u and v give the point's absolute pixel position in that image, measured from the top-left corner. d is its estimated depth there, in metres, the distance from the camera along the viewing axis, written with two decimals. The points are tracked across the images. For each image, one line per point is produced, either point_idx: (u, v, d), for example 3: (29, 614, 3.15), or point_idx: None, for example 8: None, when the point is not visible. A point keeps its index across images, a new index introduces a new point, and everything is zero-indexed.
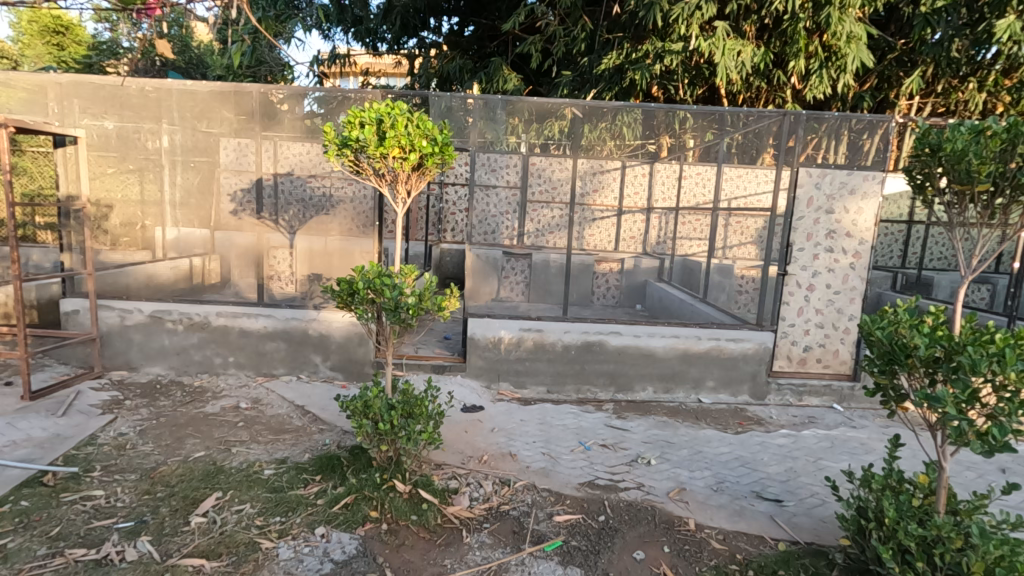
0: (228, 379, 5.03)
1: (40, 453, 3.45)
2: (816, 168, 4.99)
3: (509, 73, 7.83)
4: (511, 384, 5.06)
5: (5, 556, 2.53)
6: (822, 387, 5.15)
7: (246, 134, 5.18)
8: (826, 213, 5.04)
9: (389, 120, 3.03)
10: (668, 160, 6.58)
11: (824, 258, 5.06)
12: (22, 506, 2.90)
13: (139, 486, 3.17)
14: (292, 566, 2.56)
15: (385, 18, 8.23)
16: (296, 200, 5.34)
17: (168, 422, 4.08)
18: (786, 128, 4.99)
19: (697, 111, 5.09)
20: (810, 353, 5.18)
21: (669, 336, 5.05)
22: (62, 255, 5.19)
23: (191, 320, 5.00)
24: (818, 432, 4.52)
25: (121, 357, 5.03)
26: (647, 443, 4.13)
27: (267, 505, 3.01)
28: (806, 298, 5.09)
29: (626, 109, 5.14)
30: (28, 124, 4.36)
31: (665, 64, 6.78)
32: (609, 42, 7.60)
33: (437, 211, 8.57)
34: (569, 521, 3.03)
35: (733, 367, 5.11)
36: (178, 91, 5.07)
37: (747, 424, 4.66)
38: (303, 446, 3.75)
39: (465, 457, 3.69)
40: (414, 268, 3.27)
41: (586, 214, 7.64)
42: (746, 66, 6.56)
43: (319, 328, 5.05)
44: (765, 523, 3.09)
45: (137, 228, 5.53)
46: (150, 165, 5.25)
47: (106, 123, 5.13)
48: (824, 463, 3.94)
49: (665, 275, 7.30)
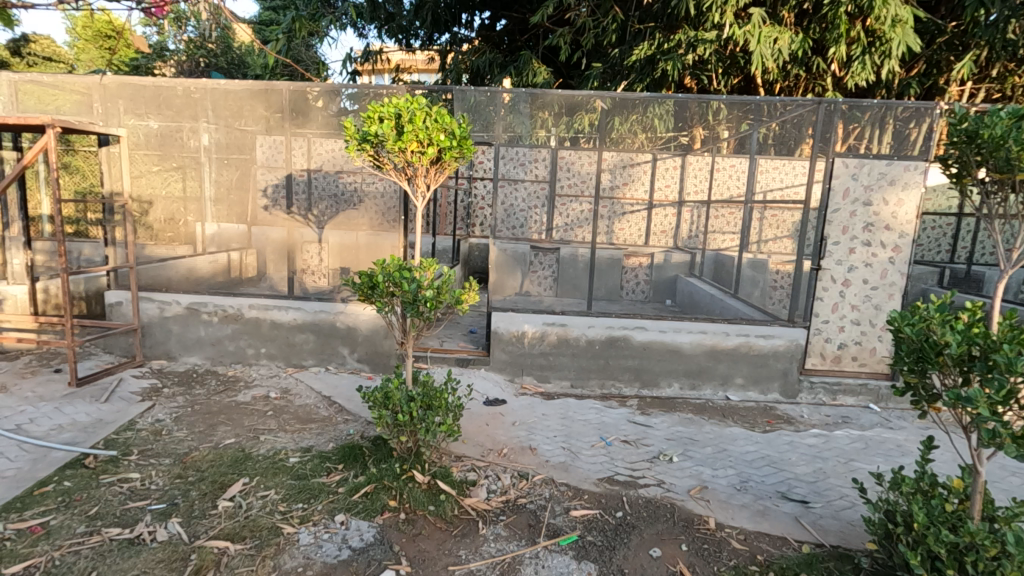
0: (259, 369, 5.19)
1: (83, 437, 3.64)
2: (854, 158, 4.78)
3: (539, 66, 7.82)
4: (534, 378, 5.06)
5: (47, 532, 2.68)
6: (857, 386, 4.97)
7: (277, 132, 5.29)
8: (864, 205, 4.83)
9: (408, 114, 3.06)
10: (701, 153, 6.39)
11: (861, 252, 4.86)
12: (64, 486, 3.07)
13: (172, 470, 3.31)
14: (311, 551, 2.63)
15: (417, 14, 8.26)
16: (329, 195, 5.79)
17: (202, 409, 4.24)
18: (820, 118, 4.81)
19: (731, 101, 4.96)
20: (845, 351, 4.99)
21: (696, 332, 4.95)
22: (107, 250, 5.41)
23: (225, 312, 5.17)
24: (851, 433, 4.36)
25: (161, 347, 5.25)
26: (669, 440, 4.06)
27: (291, 491, 3.10)
28: (841, 294, 4.90)
29: (657, 101, 5.05)
30: (73, 123, 4.56)
31: (698, 53, 6.64)
32: (640, 33, 7.40)
33: (466, 205, 8.61)
34: (586, 516, 3.01)
35: (763, 364, 4.97)
36: (214, 91, 5.20)
37: (777, 423, 4.54)
38: (328, 435, 3.85)
39: (484, 450, 3.71)
40: (434, 262, 3.27)
41: (615, 208, 7.39)
42: (784, 54, 6.34)
43: (346, 321, 5.14)
44: (789, 524, 3.01)
45: (179, 223, 5.81)
46: (191, 163, 5.41)
47: (151, 122, 5.31)
48: (856, 464, 3.80)
49: (694, 270, 7.22)
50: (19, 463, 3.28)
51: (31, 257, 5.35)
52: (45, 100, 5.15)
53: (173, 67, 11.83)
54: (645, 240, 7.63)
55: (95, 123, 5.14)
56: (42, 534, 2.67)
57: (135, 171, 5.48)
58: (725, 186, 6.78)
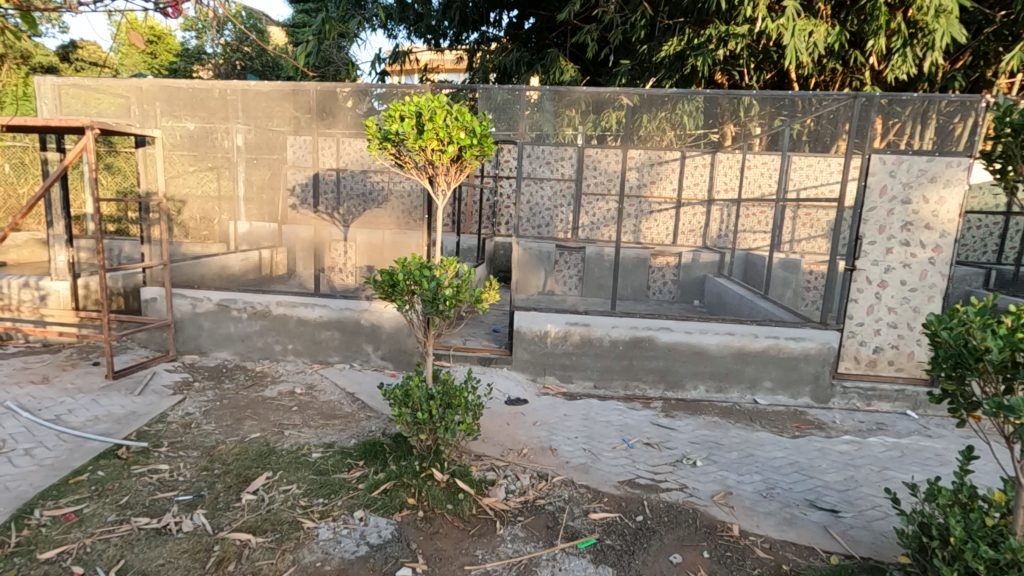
0: (286, 365, 5.28)
1: (117, 428, 3.77)
2: (892, 154, 4.59)
3: (566, 65, 7.78)
4: (557, 378, 5.02)
5: (80, 520, 2.78)
6: (894, 392, 4.78)
7: (304, 132, 5.30)
8: (902, 203, 4.63)
9: (428, 112, 3.07)
10: (732, 150, 6.23)
11: (899, 252, 4.67)
12: (98, 475, 3.18)
13: (200, 463, 3.39)
14: (330, 546, 2.66)
15: (445, 14, 8.30)
16: (356, 194, 5.97)
17: (230, 404, 4.34)
18: (856, 113, 4.64)
19: (763, 97, 4.81)
20: (881, 354, 4.81)
21: (723, 333, 4.83)
22: (143, 247, 5.59)
23: (254, 309, 5.28)
24: (886, 440, 4.19)
25: (193, 342, 5.40)
26: (694, 444, 3.97)
27: (312, 486, 3.14)
28: (876, 296, 4.72)
29: (687, 97, 4.95)
30: (111, 125, 4.71)
31: (729, 48, 6.47)
32: (670, 28, 7.27)
33: (492, 204, 8.62)
34: (605, 519, 2.97)
35: (794, 368, 4.83)
36: (244, 91, 5.26)
37: (807, 428, 4.39)
38: (350, 432, 3.89)
39: (504, 449, 3.70)
40: (455, 260, 3.26)
41: (642, 206, 7.29)
42: (819, 47, 6.14)
43: (371, 319, 5.19)
44: (818, 534, 2.90)
45: (213, 222, 6.01)
46: (225, 164, 5.70)
47: (187, 124, 5.45)
48: (890, 473, 3.65)
49: (725, 270, 7.16)
50: (57, 452, 3.42)
51: (73, 254, 5.56)
52: (89, 104, 5.37)
53: (211, 70, 12.22)
54: (673, 239, 7.34)
55: (134, 126, 5.32)
56: (76, 521, 2.77)
57: (172, 171, 5.67)
58: (756, 185, 6.57)
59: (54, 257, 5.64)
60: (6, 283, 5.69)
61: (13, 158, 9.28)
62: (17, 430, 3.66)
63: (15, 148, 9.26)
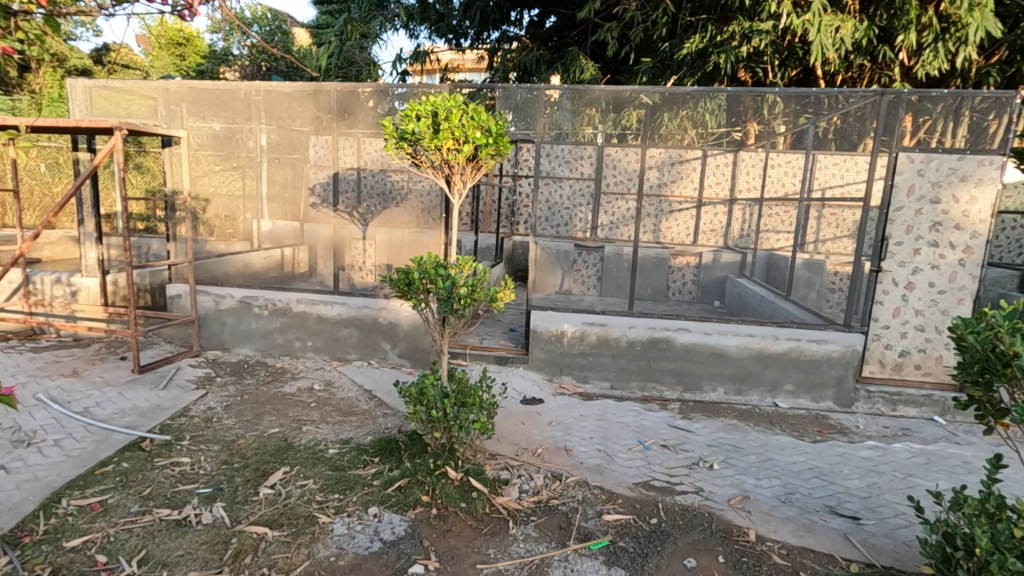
0: (306, 362, 5.35)
1: (141, 421, 3.87)
2: (921, 152, 4.45)
3: (585, 63, 7.75)
4: (573, 378, 4.99)
5: (105, 509, 2.86)
6: (920, 397, 4.65)
7: (325, 131, 5.39)
8: (931, 202, 4.49)
9: (444, 112, 3.08)
10: (755, 149, 6.12)
11: (927, 253, 4.53)
12: (122, 467, 3.27)
13: (220, 456, 3.46)
14: (344, 541, 2.69)
15: (466, 13, 8.31)
16: (376, 193, 6.21)
17: (250, 399, 4.42)
18: (884, 110, 4.52)
19: (787, 93, 4.69)
20: (907, 358, 4.68)
21: (743, 335, 4.75)
22: (168, 245, 5.71)
23: (275, 306, 5.37)
24: (911, 446, 4.08)
25: (216, 338, 5.51)
26: (711, 447, 3.92)
27: (328, 482, 3.18)
28: (903, 298, 4.59)
29: (709, 96, 4.86)
30: (139, 125, 4.83)
31: (753, 45, 6.35)
32: (692, 25, 7.18)
33: (510, 204, 8.63)
34: (619, 521, 2.95)
35: (816, 371, 4.73)
36: (266, 92, 5.30)
37: (828, 432, 4.30)
38: (367, 429, 3.93)
39: (519, 449, 3.69)
40: (470, 259, 3.26)
41: (663, 206, 7.23)
42: (846, 43, 6.00)
43: (388, 317, 5.23)
44: (837, 541, 2.84)
45: (237, 221, 6.08)
46: (250, 163, 5.76)
47: (213, 124, 5.54)
48: (915, 481, 3.55)
49: (745, 271, 6.89)
50: (84, 443, 3.52)
51: (102, 251, 5.71)
52: (119, 105, 5.51)
53: (238, 71, 12.47)
54: (693, 239, 7.43)
55: (160, 127, 5.44)
56: (100, 511, 2.85)
57: (198, 171, 5.84)
58: (780, 184, 6.43)
59: (84, 254, 5.80)
60: (39, 279, 5.87)
61: (48, 158, 9.58)
62: (47, 422, 3.78)
63: (50, 148, 9.54)
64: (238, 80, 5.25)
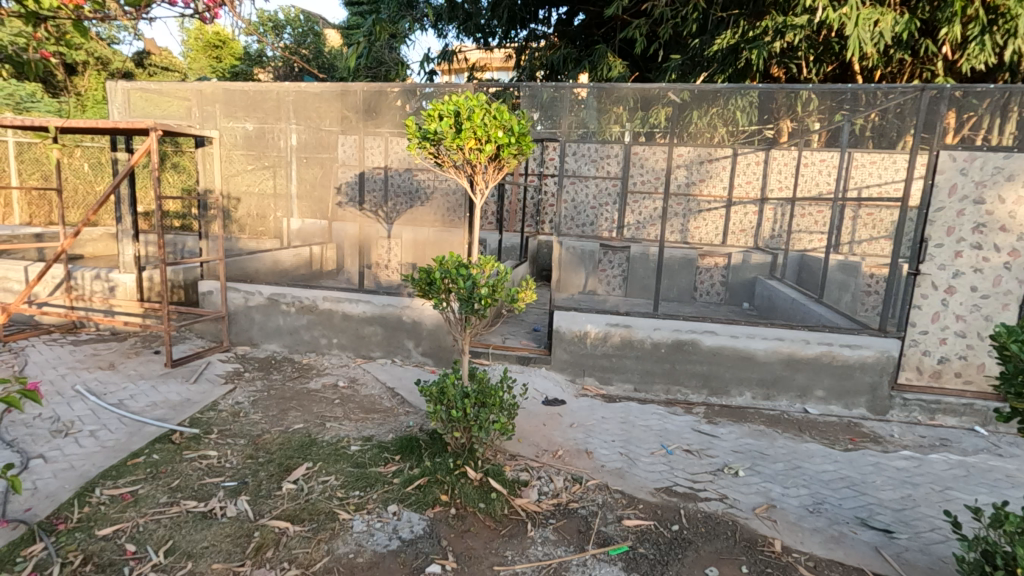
0: (331, 358, 5.44)
1: (172, 414, 3.98)
2: (963, 150, 4.26)
3: (613, 60, 7.66)
4: (596, 380, 4.94)
5: (135, 500, 2.95)
6: (961, 406, 4.45)
7: (351, 131, 5.41)
8: (975, 203, 4.29)
9: (466, 111, 3.07)
10: (787, 147, 5.95)
11: (969, 256, 4.34)
12: (153, 459, 3.36)
13: (246, 450, 3.54)
14: (363, 539, 2.71)
15: (494, 13, 8.29)
16: (403, 192, 6.23)
17: (277, 394, 4.51)
18: (924, 106, 4.32)
19: (822, 90, 4.52)
20: (947, 365, 4.49)
21: (772, 338, 4.63)
22: (200, 243, 5.85)
23: (302, 303, 5.46)
24: (949, 458, 3.92)
25: (245, 334, 5.63)
26: (737, 453, 3.83)
27: (349, 479, 3.21)
28: (943, 303, 4.41)
29: (740, 93, 4.73)
30: (173, 126, 4.95)
31: (787, 40, 6.17)
32: (723, 21, 7.02)
33: (536, 203, 8.63)
34: (639, 526, 2.90)
35: (848, 377, 4.57)
36: (295, 93, 5.41)
37: (861, 441, 4.16)
38: (389, 426, 3.96)
39: (539, 450, 3.68)
40: (491, 259, 3.25)
41: (691, 206, 7.11)
42: (885, 37, 5.78)
43: (412, 315, 5.26)
44: (868, 556, 2.74)
45: (268, 219, 6.18)
46: (281, 162, 5.87)
47: (246, 124, 5.65)
48: (953, 494, 3.40)
49: (776, 272, 6.78)
50: (118, 434, 3.64)
51: (139, 248, 5.89)
52: (155, 105, 5.69)
53: (271, 72, 12.72)
54: (722, 239, 7.31)
55: (195, 126, 5.57)
56: (131, 501, 2.94)
57: (232, 170, 5.88)
58: (814, 183, 6.39)
59: (122, 251, 5.99)
60: (80, 275, 6.10)
61: (91, 158, 9.99)
62: (84, 413, 3.92)
63: (93, 148, 9.91)
64: (271, 83, 5.36)
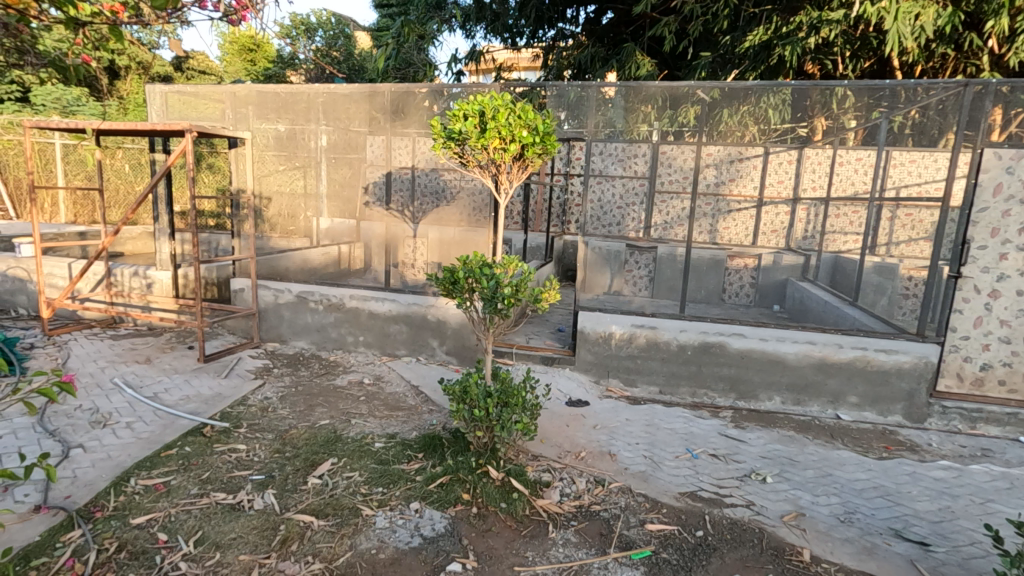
0: (357, 356, 5.51)
1: (204, 408, 4.09)
2: (1009, 148, 4.07)
3: (641, 59, 7.59)
4: (621, 381, 4.89)
5: (167, 490, 3.04)
6: (1004, 415, 4.26)
7: (378, 131, 5.50)
8: (1022, 203, 4.10)
9: (491, 111, 3.07)
10: (821, 145, 5.79)
11: (1016, 258, 4.14)
12: (185, 451, 3.46)
13: (273, 445, 3.61)
14: (386, 535, 2.74)
15: (522, 12, 8.29)
16: (429, 192, 6.06)
17: (304, 390, 4.59)
18: (968, 102, 4.14)
19: (859, 86, 4.37)
20: (990, 372, 4.31)
21: (803, 342, 4.51)
22: (232, 241, 5.99)
23: (330, 301, 5.54)
24: (991, 469, 3.75)
25: (274, 331, 5.75)
26: (765, 459, 3.74)
27: (373, 475, 3.25)
28: (986, 307, 4.22)
29: (773, 89, 4.62)
30: (208, 128, 5.06)
31: (822, 36, 6.02)
32: (755, 17, 6.87)
33: (562, 203, 8.59)
34: (662, 531, 2.86)
35: (883, 383, 4.42)
36: (325, 95, 5.57)
37: (896, 449, 4.02)
38: (413, 424, 4.00)
39: (561, 451, 3.66)
40: (515, 259, 3.24)
41: (720, 206, 6.86)
42: (926, 31, 5.57)
43: (436, 314, 5.30)
44: (902, 568, 2.64)
45: (298, 218, 6.26)
46: (311, 162, 5.91)
47: (278, 126, 5.82)
48: (995, 507, 3.25)
49: (809, 273, 6.70)
50: (152, 427, 3.76)
51: (175, 247, 6.07)
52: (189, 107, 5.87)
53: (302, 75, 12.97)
54: (753, 240, 7.18)
55: (227, 127, 5.72)
56: (164, 492, 3.03)
57: (265, 171, 6.09)
58: (849, 182, 6.26)
59: (159, 248, 6.18)
60: (119, 271, 6.31)
61: (132, 159, 10.35)
62: (121, 405, 4.06)
63: (133, 150, 10.26)
64: (302, 84, 5.53)
